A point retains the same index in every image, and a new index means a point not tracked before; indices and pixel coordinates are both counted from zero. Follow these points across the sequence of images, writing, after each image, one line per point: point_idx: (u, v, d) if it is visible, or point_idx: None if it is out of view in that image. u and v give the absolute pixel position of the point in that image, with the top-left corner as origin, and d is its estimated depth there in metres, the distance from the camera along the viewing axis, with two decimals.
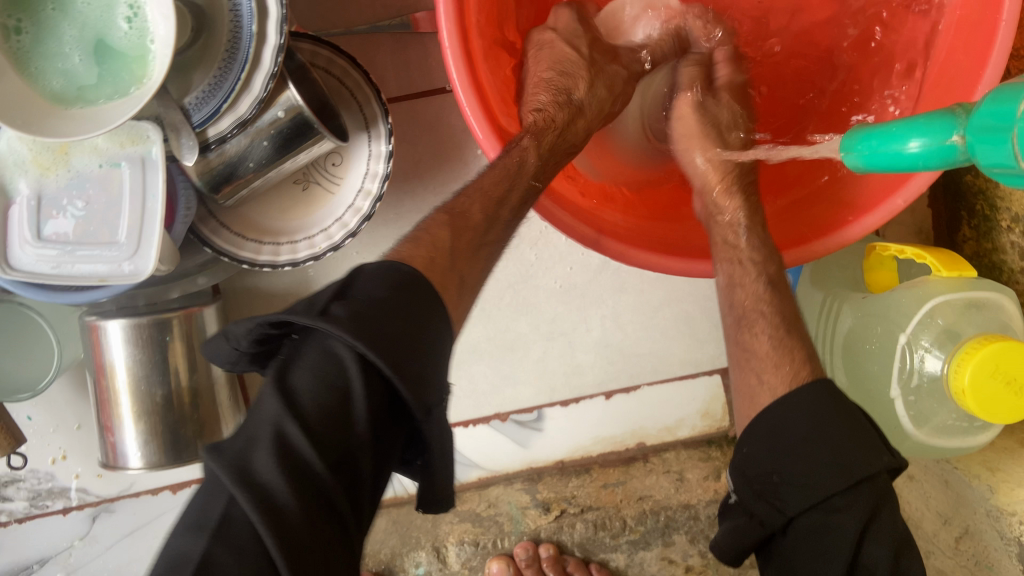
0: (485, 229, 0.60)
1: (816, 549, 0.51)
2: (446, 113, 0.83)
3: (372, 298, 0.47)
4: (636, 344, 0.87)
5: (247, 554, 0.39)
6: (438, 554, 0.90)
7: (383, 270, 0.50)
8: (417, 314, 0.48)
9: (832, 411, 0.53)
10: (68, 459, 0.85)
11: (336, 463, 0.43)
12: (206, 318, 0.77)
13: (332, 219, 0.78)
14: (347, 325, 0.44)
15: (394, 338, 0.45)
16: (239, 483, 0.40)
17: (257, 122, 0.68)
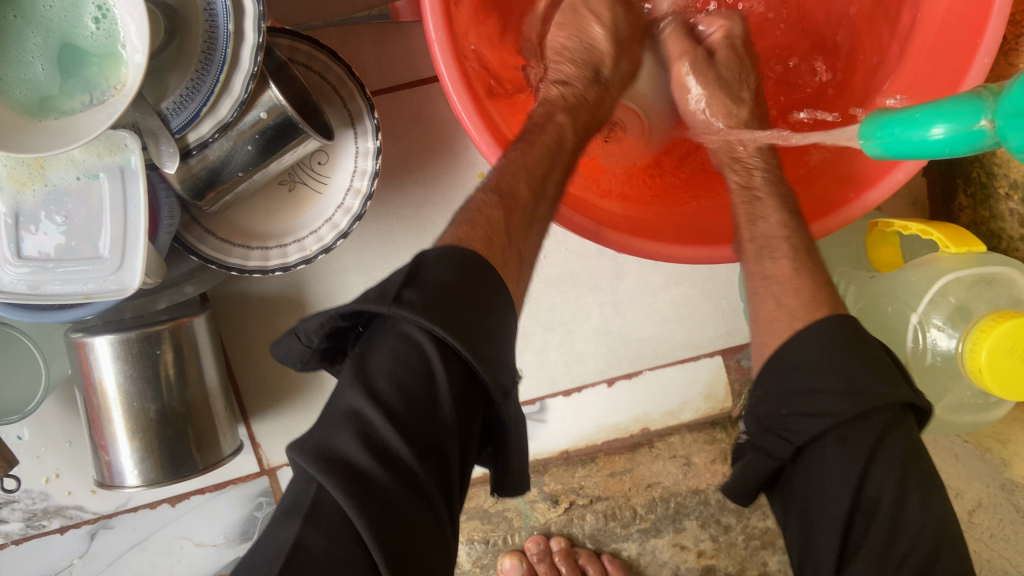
0: (524, 218, 0.57)
1: (826, 476, 0.53)
2: (431, 103, 0.80)
3: (444, 283, 0.48)
4: (635, 330, 0.86)
5: (339, 537, 0.42)
6: None
7: (448, 253, 0.50)
8: (488, 297, 0.49)
9: (842, 344, 0.55)
10: (62, 478, 0.83)
11: (421, 447, 0.46)
12: (196, 327, 0.75)
13: (321, 220, 0.75)
14: (422, 312, 0.46)
15: (469, 322, 0.47)
16: (330, 470, 0.43)
17: (238, 125, 0.65)
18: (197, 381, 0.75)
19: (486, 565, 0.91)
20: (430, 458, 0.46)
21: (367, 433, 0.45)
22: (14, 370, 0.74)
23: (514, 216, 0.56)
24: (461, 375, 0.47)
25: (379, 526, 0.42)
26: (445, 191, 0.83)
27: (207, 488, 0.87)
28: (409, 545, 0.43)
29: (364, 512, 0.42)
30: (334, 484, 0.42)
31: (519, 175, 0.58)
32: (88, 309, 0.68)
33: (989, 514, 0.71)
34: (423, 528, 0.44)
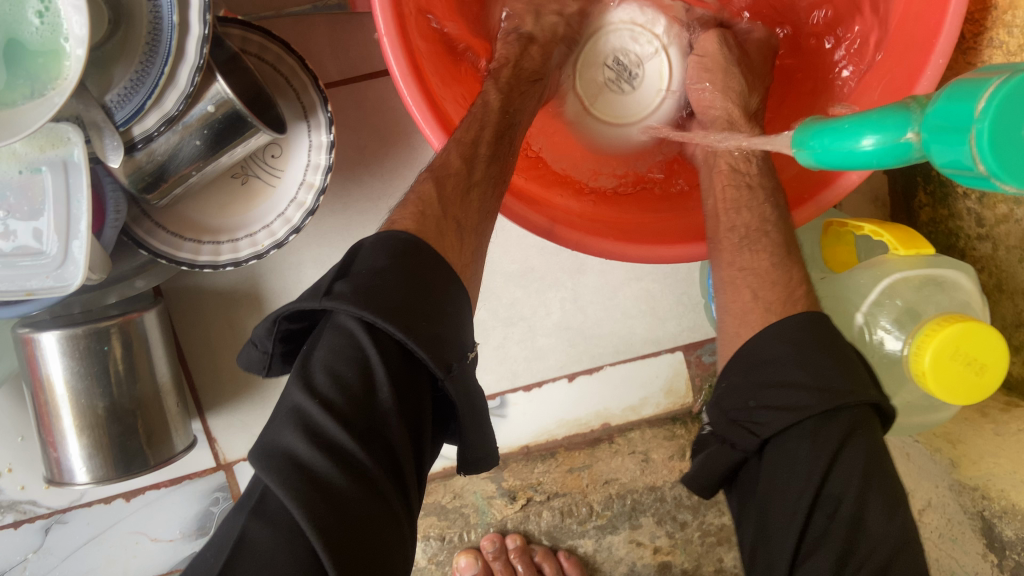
0: (471, 197, 0.58)
1: (789, 469, 0.52)
2: (390, 95, 0.79)
3: (375, 269, 0.48)
4: (597, 325, 0.86)
5: (281, 529, 0.42)
6: None
7: (383, 240, 0.50)
8: (421, 278, 0.48)
9: (813, 339, 0.55)
10: (14, 472, 0.82)
11: (366, 431, 0.44)
12: (147, 323, 0.74)
13: (274, 214, 0.74)
14: (350, 298, 0.45)
15: (402, 303, 0.46)
16: (273, 466, 0.43)
17: (185, 118, 0.64)
18: (147, 376, 0.74)
19: (442, 562, 0.91)
20: (377, 444, 0.45)
21: (308, 425, 0.44)
22: None
23: (452, 186, 0.57)
24: (401, 358, 0.46)
25: (320, 514, 0.41)
26: (404, 185, 0.82)
27: (163, 483, 0.86)
28: (355, 532, 0.42)
29: (304, 505, 0.41)
30: (272, 477, 0.42)
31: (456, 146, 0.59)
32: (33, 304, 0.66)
33: (938, 513, 0.72)
34: (372, 516, 0.43)
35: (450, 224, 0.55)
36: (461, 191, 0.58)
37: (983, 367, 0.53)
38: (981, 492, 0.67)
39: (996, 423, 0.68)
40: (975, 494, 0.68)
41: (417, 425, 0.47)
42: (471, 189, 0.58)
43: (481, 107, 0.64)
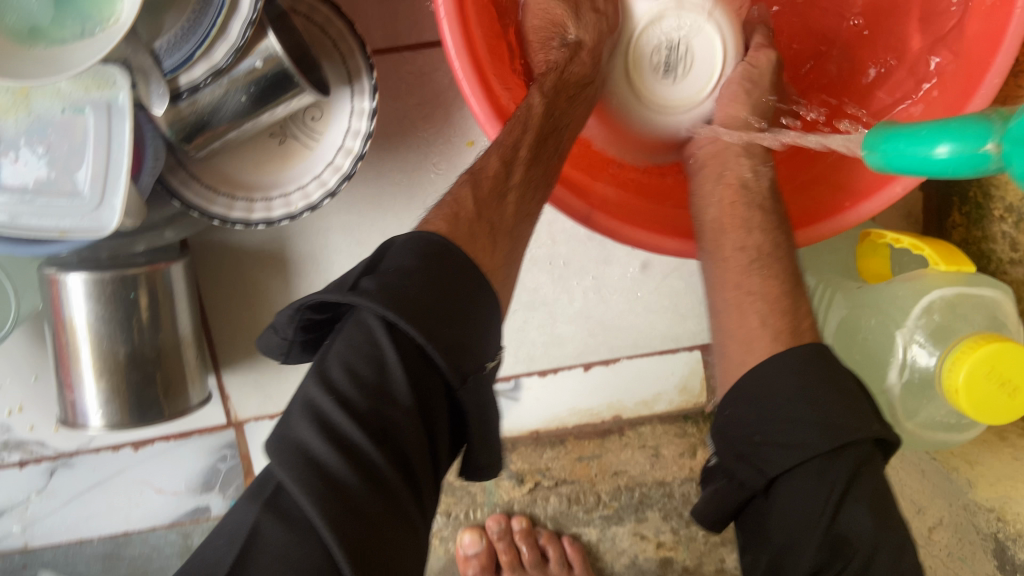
0: (510, 206, 0.60)
1: (797, 509, 0.53)
2: (432, 68, 0.79)
3: (402, 269, 0.49)
4: (617, 316, 0.86)
5: (294, 521, 0.42)
6: None
7: (413, 240, 0.52)
8: (448, 282, 0.50)
9: (819, 374, 0.56)
10: (25, 412, 0.82)
11: (383, 430, 0.46)
12: (173, 274, 0.74)
13: (310, 176, 0.74)
14: (376, 296, 0.47)
15: (428, 307, 0.48)
16: (289, 460, 0.43)
17: (232, 72, 0.63)
18: (170, 327, 0.74)
19: (446, 536, 0.91)
20: (392, 442, 0.46)
21: (326, 417, 0.45)
22: None
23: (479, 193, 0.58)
24: (422, 360, 0.48)
25: (335, 512, 0.42)
26: (437, 159, 0.82)
27: (172, 436, 0.86)
28: (365, 532, 0.43)
29: (317, 501, 0.42)
30: (287, 471, 0.43)
31: (501, 153, 0.60)
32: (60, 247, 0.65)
33: (949, 532, 0.72)
34: (380, 517, 0.44)
35: (481, 224, 0.56)
36: (496, 195, 0.59)
37: (1015, 390, 0.53)
38: (996, 515, 0.67)
39: (1016, 448, 0.68)
40: (990, 516, 0.67)
41: (432, 429, 0.49)
42: (507, 193, 0.60)
43: (526, 110, 0.63)
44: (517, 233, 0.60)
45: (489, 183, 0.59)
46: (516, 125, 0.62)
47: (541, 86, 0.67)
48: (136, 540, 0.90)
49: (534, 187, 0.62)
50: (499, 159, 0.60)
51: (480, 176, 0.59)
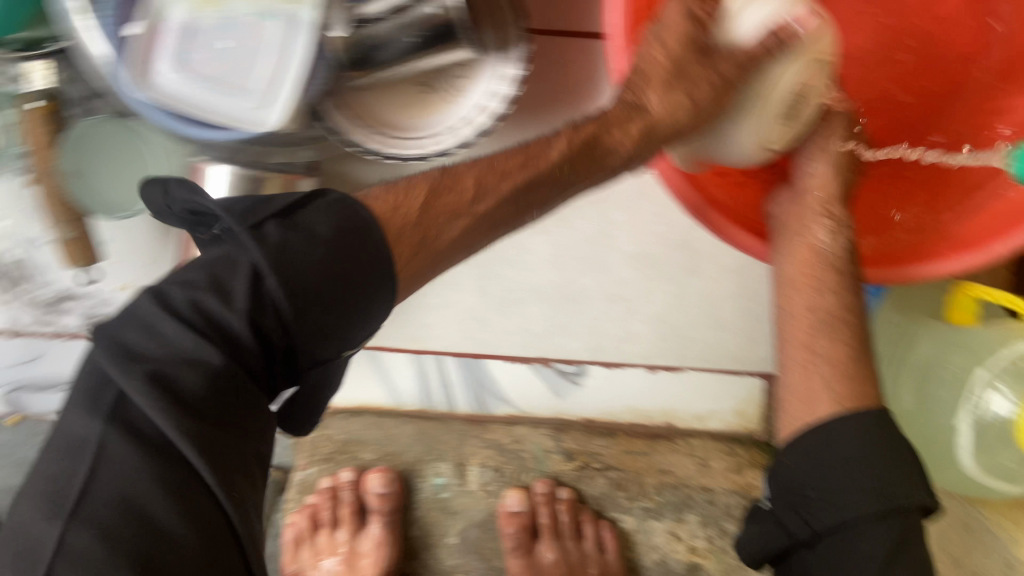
0: (439, 212, 0.56)
1: (838, 568, 0.55)
2: (580, 54, 0.80)
3: (313, 235, 0.49)
4: (692, 327, 0.89)
5: (70, 482, 0.43)
6: (460, 469, 0.94)
7: (340, 202, 0.52)
8: (359, 275, 0.50)
9: (879, 441, 0.57)
10: (128, 291, 0.86)
11: (214, 423, 0.45)
12: (302, 189, 0.79)
13: (444, 127, 0.78)
14: (264, 248, 0.47)
15: (316, 295, 0.48)
16: (118, 368, 0.44)
17: (410, 11, 0.68)
18: None
19: (493, 491, 0.95)
20: (215, 442, 0.44)
21: (166, 368, 0.44)
22: (128, 173, 0.80)
23: (396, 215, 0.54)
24: (259, 343, 0.47)
25: (164, 470, 0.43)
26: None
27: None
28: (152, 524, 0.42)
29: (142, 459, 0.43)
30: (97, 428, 0.44)
31: (464, 192, 0.57)
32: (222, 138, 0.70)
33: None
34: (175, 510, 0.42)
35: (402, 251, 0.53)
36: (457, 233, 0.57)
37: None
38: None
39: None
40: None
41: (240, 437, 0.46)
42: (456, 249, 0.57)
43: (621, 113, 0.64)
44: (439, 255, 0.56)
45: (410, 202, 0.55)
46: (532, 173, 0.60)
47: (573, 132, 0.63)
48: None
49: (497, 231, 0.59)
50: (472, 189, 0.58)
51: (454, 205, 0.57)
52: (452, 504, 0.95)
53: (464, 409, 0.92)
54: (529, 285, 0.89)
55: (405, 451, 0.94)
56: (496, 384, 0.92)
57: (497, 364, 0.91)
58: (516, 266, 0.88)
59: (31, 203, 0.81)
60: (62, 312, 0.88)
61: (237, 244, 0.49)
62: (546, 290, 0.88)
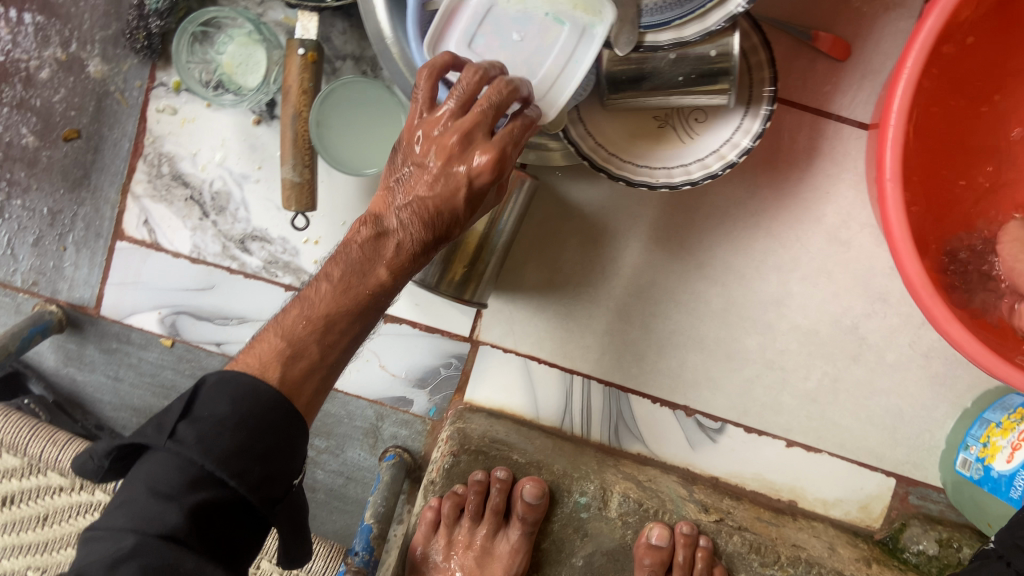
0: (319, 300, 0.60)
1: None
2: (798, 129, 0.86)
3: (216, 417, 0.54)
4: (839, 412, 0.91)
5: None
6: (603, 494, 0.82)
7: (227, 379, 0.56)
8: (275, 426, 0.55)
9: None
10: (318, 245, 0.87)
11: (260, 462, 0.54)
12: (524, 188, 0.79)
13: (678, 164, 0.80)
14: (191, 445, 0.53)
15: (271, 427, 0.55)
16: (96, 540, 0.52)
17: (688, 48, 0.72)
18: (502, 227, 0.80)
19: (630, 524, 0.83)
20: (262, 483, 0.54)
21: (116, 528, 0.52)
22: (372, 128, 0.80)
23: (294, 316, 0.60)
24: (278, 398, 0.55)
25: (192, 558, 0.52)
26: (763, 208, 0.87)
27: (419, 325, 0.90)
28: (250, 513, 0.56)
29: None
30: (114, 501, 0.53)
31: (348, 294, 0.60)
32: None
33: None
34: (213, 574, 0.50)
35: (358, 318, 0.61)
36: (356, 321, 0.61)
37: None
38: None
39: None
40: None
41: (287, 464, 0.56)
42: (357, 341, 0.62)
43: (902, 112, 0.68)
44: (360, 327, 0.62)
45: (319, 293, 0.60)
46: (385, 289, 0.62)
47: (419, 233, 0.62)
48: (337, 400, 0.91)
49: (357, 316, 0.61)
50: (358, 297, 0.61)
51: (363, 272, 0.61)
52: (587, 527, 0.83)
53: (598, 437, 0.92)
54: (692, 334, 0.90)
55: (554, 461, 0.83)
56: (635, 419, 0.91)
57: (641, 401, 0.91)
58: (686, 312, 0.90)
59: (261, 142, 0.86)
60: (243, 250, 0.88)
61: (174, 451, 0.53)
62: (709, 341, 0.90)
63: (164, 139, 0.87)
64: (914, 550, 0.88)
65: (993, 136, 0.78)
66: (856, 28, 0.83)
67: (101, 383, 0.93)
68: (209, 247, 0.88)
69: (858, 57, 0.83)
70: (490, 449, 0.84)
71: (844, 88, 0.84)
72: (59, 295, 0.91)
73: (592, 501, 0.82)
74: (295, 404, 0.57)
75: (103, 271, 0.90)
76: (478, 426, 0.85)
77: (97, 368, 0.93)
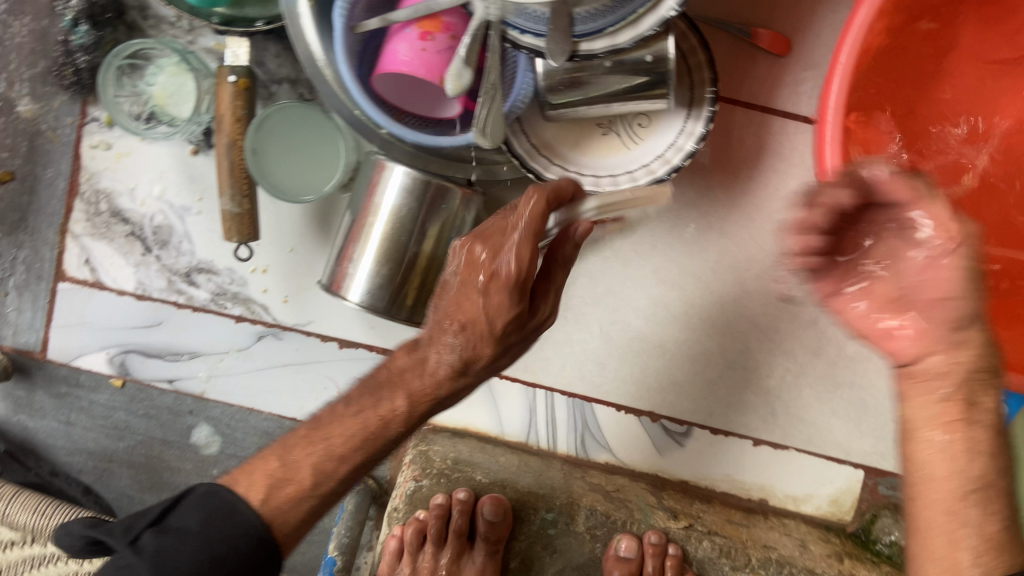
0: (336, 435, 0.65)
1: None
2: (745, 126, 0.85)
3: (183, 530, 0.60)
4: (804, 408, 0.90)
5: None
6: (569, 508, 0.88)
7: (208, 495, 0.62)
8: (222, 565, 0.59)
9: None
10: (266, 274, 0.86)
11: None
12: (471, 206, 0.77)
13: (623, 170, 0.79)
14: (148, 558, 0.58)
15: (234, 552, 0.60)
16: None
17: (624, 54, 0.71)
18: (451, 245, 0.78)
19: (598, 535, 0.89)
20: None
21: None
22: (315, 156, 0.80)
23: (300, 449, 0.65)
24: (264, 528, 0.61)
25: None
26: (714, 209, 0.87)
27: (376, 348, 0.87)
28: None
29: None
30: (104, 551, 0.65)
31: (359, 428, 0.64)
32: (432, 141, 0.72)
33: None
34: None
35: (372, 457, 0.66)
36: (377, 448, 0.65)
37: None
38: None
39: None
40: None
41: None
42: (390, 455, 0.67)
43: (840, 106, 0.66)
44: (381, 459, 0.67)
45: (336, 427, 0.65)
46: (424, 398, 0.64)
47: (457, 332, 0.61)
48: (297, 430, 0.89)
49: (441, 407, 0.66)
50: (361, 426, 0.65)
51: (379, 401, 0.65)
52: (555, 543, 0.89)
53: (564, 449, 0.91)
54: (652, 339, 0.89)
55: (519, 479, 0.89)
56: (601, 429, 0.90)
57: (606, 410, 0.90)
58: (645, 317, 0.89)
59: (200, 173, 0.84)
60: (189, 284, 0.86)
61: (134, 558, 0.59)
62: (670, 345, 0.89)
63: (100, 175, 0.85)
64: (887, 540, 0.90)
65: (936, 134, 0.77)
66: (795, 22, 0.82)
67: (53, 428, 0.91)
68: (154, 283, 0.86)
69: (799, 51, 0.83)
70: (454, 471, 0.90)
71: (788, 83, 0.84)
72: (4, 341, 0.89)
73: (557, 515, 0.89)
74: (271, 536, 0.62)
75: (47, 314, 0.88)
76: (442, 448, 0.90)
77: (48, 414, 0.90)
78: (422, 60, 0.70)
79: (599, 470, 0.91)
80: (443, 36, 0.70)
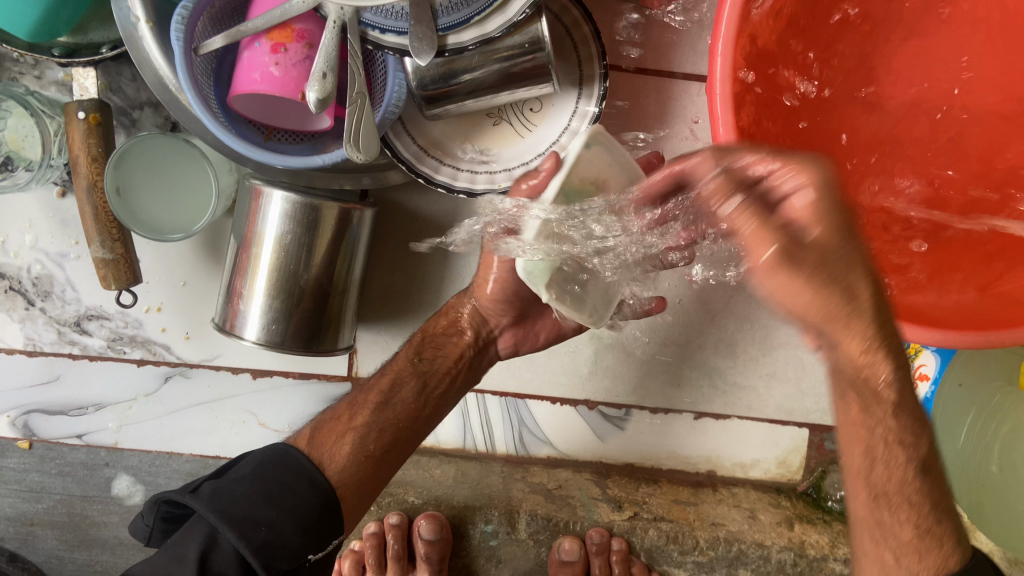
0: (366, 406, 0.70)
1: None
2: (645, 94, 0.80)
3: (240, 475, 0.63)
4: (742, 375, 0.86)
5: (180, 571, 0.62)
6: (509, 517, 0.86)
7: (265, 449, 0.66)
8: (285, 486, 0.63)
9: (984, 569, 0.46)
10: (161, 313, 0.80)
11: (272, 501, 0.61)
12: (360, 225, 0.73)
13: (518, 161, 0.75)
14: (203, 501, 0.60)
15: (285, 483, 0.63)
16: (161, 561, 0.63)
17: (496, 44, 0.66)
18: (346, 267, 0.73)
19: (542, 540, 0.88)
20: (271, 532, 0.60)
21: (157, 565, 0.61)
22: (184, 189, 0.74)
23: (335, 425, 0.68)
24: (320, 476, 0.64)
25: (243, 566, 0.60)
26: None
27: (291, 374, 0.84)
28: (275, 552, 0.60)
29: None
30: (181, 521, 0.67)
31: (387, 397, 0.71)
32: (302, 163, 0.66)
33: None
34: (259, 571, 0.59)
35: (396, 424, 0.71)
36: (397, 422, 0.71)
37: None
38: None
39: None
40: None
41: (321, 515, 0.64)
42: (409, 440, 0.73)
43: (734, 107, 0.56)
44: (414, 434, 0.73)
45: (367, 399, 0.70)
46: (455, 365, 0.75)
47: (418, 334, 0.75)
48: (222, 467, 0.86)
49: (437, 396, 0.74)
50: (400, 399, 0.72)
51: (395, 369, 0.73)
52: (499, 553, 0.88)
53: (503, 449, 0.89)
54: None
55: (453, 495, 0.88)
56: (537, 424, 0.88)
57: (540, 405, 0.87)
58: None
59: (71, 216, 0.77)
60: (82, 333, 0.81)
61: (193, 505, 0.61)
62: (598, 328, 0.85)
63: None
64: (837, 496, 0.89)
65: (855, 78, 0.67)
66: None
67: None
68: (44, 337, 0.81)
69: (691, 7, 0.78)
70: (386, 496, 0.90)
71: (684, 43, 0.79)
72: None
73: (498, 527, 0.86)
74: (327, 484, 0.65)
75: None
76: None
77: None
78: (277, 74, 0.64)
79: (540, 467, 0.89)
80: (298, 46, 0.64)
